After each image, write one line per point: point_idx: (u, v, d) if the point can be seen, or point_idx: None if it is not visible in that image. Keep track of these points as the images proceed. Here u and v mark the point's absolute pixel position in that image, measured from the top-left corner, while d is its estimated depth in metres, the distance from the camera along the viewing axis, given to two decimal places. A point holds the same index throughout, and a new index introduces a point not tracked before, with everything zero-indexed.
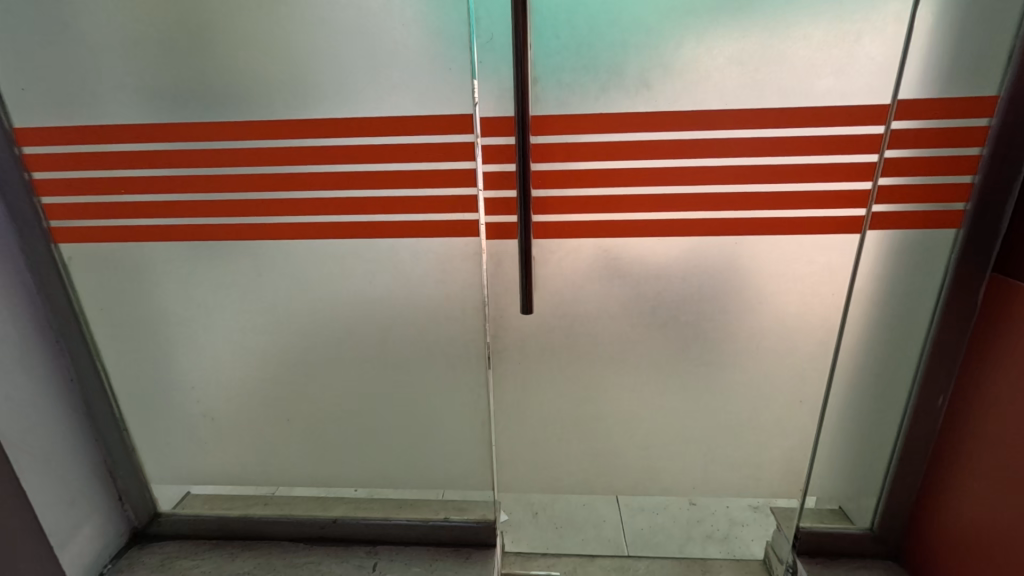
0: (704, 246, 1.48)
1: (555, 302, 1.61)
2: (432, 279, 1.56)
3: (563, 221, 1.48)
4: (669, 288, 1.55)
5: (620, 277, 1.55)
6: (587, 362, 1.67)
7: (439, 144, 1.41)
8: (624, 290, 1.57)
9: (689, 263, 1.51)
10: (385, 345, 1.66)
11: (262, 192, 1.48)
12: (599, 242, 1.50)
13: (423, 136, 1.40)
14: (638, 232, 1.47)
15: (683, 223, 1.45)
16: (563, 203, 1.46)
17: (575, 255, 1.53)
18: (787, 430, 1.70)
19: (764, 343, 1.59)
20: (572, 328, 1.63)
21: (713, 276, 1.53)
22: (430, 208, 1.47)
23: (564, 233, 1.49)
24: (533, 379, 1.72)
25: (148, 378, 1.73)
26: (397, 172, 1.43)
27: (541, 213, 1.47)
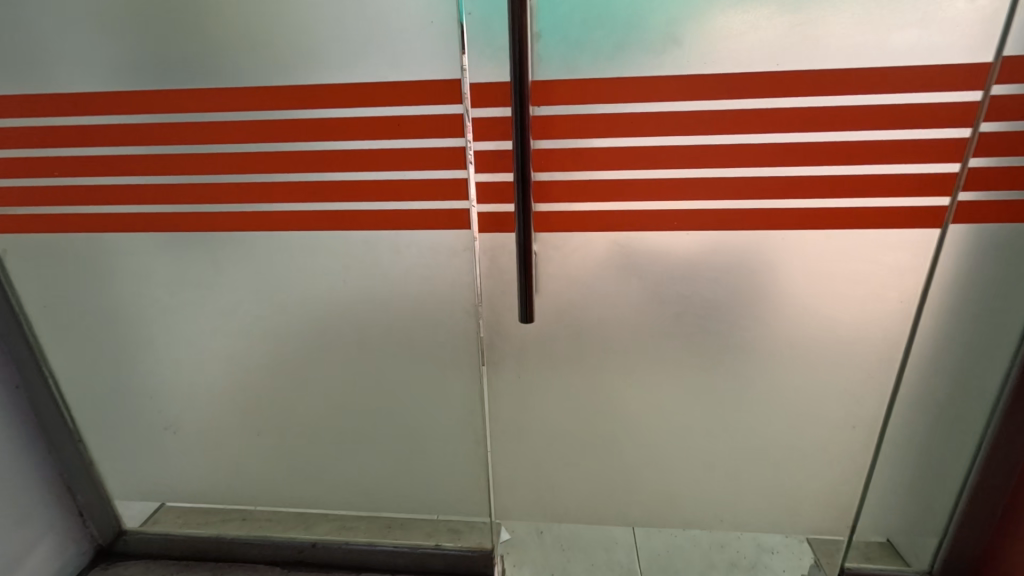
0: (739, 242, 1.23)
1: (562, 306, 1.36)
2: (416, 278, 1.32)
3: (571, 210, 1.22)
4: (696, 292, 1.30)
5: (639, 278, 1.30)
6: (599, 376, 1.43)
7: (420, 114, 1.15)
8: (643, 293, 1.32)
9: (722, 262, 1.26)
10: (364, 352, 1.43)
11: (213, 176, 1.25)
12: (615, 235, 1.25)
13: (402, 106, 1.15)
14: (660, 225, 1.22)
15: (716, 213, 1.20)
16: (572, 190, 1.21)
17: (586, 251, 1.28)
18: (835, 457, 1.44)
19: (810, 358, 1.33)
20: (582, 336, 1.39)
21: (750, 278, 1.27)
22: (410, 194, 1.22)
23: (572, 225, 1.24)
24: (536, 395, 1.46)
25: (103, 386, 1.54)
26: (370, 150, 1.19)
27: (544, 201, 1.22)
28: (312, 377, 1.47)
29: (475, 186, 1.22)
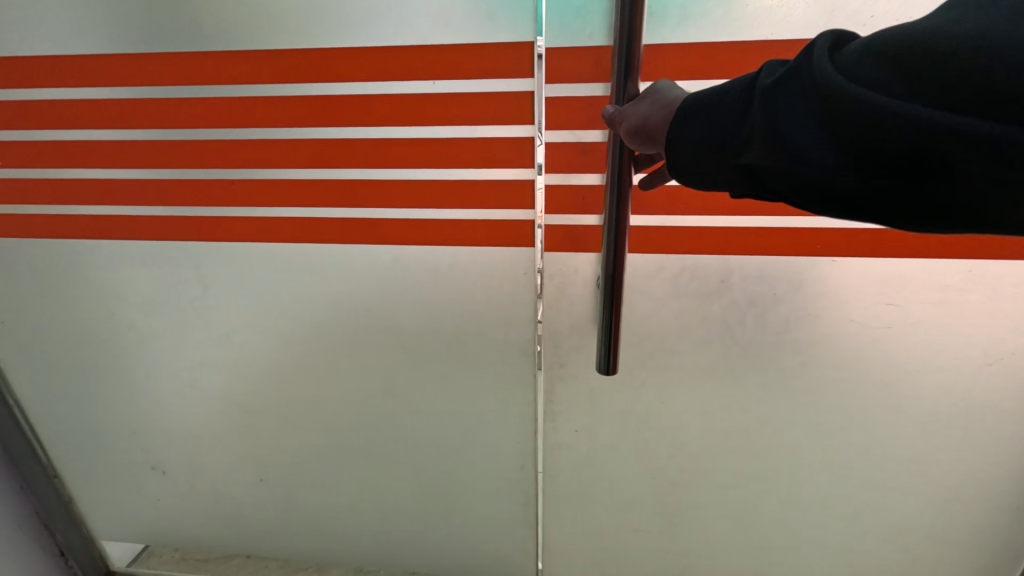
0: (913, 277, 0.83)
1: (645, 350, 1.00)
2: (457, 307, 1.02)
3: (672, 227, 0.88)
4: (841, 343, 0.91)
5: (758, 318, 0.93)
6: (689, 440, 1.07)
7: (474, 93, 0.84)
8: (761, 339, 0.95)
9: (885, 303, 0.86)
10: (389, 393, 1.14)
11: (199, 168, 0.96)
12: (730, 260, 0.89)
13: (450, 82, 0.84)
14: (796, 249, 0.86)
15: (885, 234, 0.82)
16: (682, 195, 0.86)
17: (686, 280, 0.92)
18: (1004, 557, 1.06)
19: (998, 437, 0.94)
20: (669, 389, 1.03)
21: (922, 326, 0.87)
22: (457, 199, 0.92)
23: (670, 247, 0.90)
24: (603, 456, 1.13)
25: (79, 417, 1.29)
26: (406, 140, 0.89)
27: (635, 213, 0.89)
28: (326, 419, 1.19)
29: (544, 191, 0.91)
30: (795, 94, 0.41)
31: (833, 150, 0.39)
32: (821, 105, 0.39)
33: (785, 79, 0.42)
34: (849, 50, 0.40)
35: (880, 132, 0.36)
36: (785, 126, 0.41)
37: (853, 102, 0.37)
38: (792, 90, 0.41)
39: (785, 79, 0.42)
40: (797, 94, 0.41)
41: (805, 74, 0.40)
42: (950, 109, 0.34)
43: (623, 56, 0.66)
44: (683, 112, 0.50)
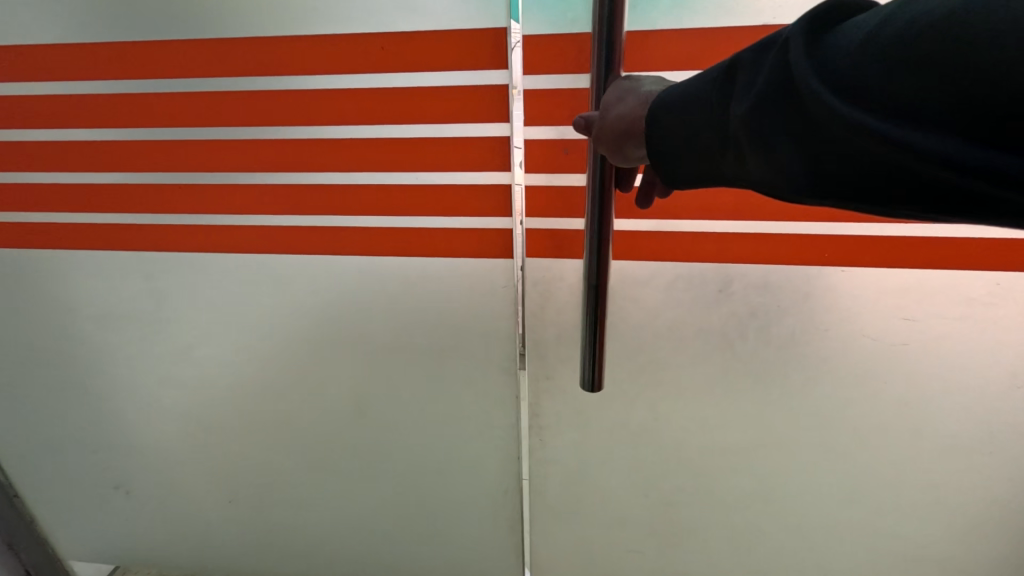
0: (930, 289, 0.75)
1: (637, 364, 0.92)
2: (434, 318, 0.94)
3: (664, 232, 0.80)
4: (850, 357, 0.84)
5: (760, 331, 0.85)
6: (687, 459, 1.00)
7: (444, 87, 0.76)
8: (766, 354, 0.86)
9: (900, 317, 0.78)
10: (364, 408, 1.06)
11: (146, 171, 0.88)
12: (729, 268, 0.81)
13: (417, 75, 0.75)
14: (800, 257, 0.78)
15: (898, 242, 0.74)
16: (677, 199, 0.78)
17: (682, 290, 0.84)
18: None
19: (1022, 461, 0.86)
20: (664, 405, 0.95)
21: (942, 343, 0.79)
22: (428, 204, 0.84)
23: (660, 253, 0.81)
24: (594, 474, 1.06)
25: (37, 435, 1.21)
26: (370, 139, 0.80)
27: (622, 216, 0.81)
28: (298, 435, 1.11)
29: (523, 192, 0.82)
30: (775, 113, 0.33)
31: (833, 182, 0.32)
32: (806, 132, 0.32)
33: (762, 93, 0.33)
34: (839, 45, 0.30)
35: (886, 164, 0.28)
36: (775, 152, 0.34)
37: (842, 131, 0.29)
38: (771, 106, 0.33)
39: (759, 93, 0.34)
40: (776, 113, 0.33)
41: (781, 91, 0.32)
42: (964, 133, 0.25)
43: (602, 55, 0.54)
44: (657, 130, 0.43)
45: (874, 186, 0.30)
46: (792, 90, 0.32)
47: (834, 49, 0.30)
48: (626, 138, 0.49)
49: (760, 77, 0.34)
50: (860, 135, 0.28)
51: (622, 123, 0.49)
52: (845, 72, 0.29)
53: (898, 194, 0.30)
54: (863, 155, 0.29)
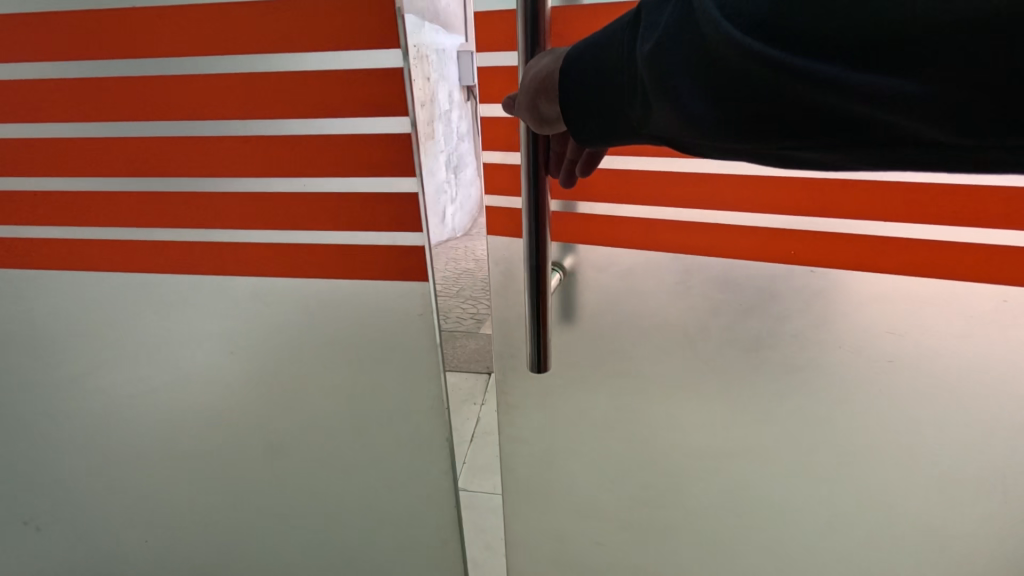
0: (924, 304, 0.64)
1: (599, 358, 0.82)
2: (361, 313, 0.82)
3: (617, 215, 0.71)
4: (834, 360, 0.71)
5: (724, 328, 0.74)
6: (656, 462, 0.87)
7: (364, 67, 0.66)
8: (740, 355, 0.75)
9: (884, 332, 0.67)
10: (292, 411, 0.93)
11: (35, 169, 0.80)
12: (686, 258, 0.71)
13: (335, 53, 0.66)
14: (772, 256, 0.68)
15: (884, 243, 0.63)
16: (635, 182, 0.69)
17: (642, 280, 0.75)
18: None
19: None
20: (629, 402, 0.84)
21: (944, 363, 0.66)
22: (358, 210, 0.74)
23: (615, 235, 0.73)
24: (546, 475, 0.96)
25: None
26: (287, 134, 0.72)
27: (580, 200, 0.73)
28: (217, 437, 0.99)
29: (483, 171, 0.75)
30: (692, 51, 0.33)
31: (742, 121, 0.33)
32: (711, 70, 0.33)
33: (680, 28, 0.34)
34: None
35: (786, 94, 0.31)
36: (690, 90, 0.34)
37: (746, 65, 0.31)
38: (688, 43, 0.33)
39: (666, 33, 0.35)
40: (680, 53, 0.34)
41: (688, 28, 0.33)
42: (878, 67, 0.28)
43: (528, 15, 0.44)
44: (570, 80, 0.41)
45: (784, 123, 0.32)
46: (695, 30, 0.33)
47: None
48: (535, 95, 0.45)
49: (668, 15, 0.35)
50: (782, 71, 0.30)
51: (532, 79, 0.45)
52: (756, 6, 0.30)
53: (806, 129, 0.31)
54: (780, 91, 0.31)
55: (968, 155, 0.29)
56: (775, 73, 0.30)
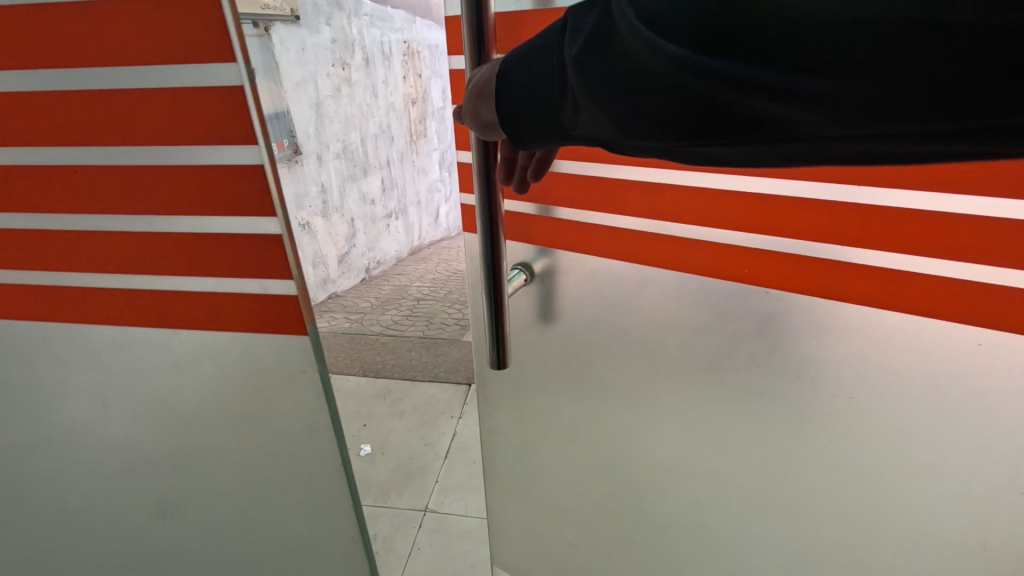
0: (891, 350, 0.44)
1: (564, 370, 0.65)
2: (231, 356, 0.61)
3: (586, 221, 0.53)
4: (839, 407, 0.49)
5: (682, 344, 0.54)
6: (650, 491, 0.67)
7: (176, 86, 0.47)
8: (705, 379, 0.55)
9: (833, 371, 0.48)
10: (162, 471, 0.72)
11: None
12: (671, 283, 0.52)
13: (131, 72, 0.47)
14: (710, 272, 0.50)
15: (861, 274, 0.43)
16: (607, 187, 0.51)
17: (612, 295, 0.56)
18: None
19: None
20: (598, 415, 0.65)
21: (930, 421, 0.46)
22: (211, 259, 0.55)
23: (591, 247, 0.55)
24: (520, 480, 0.79)
25: None
26: (78, 166, 0.52)
27: (558, 203, 0.54)
28: (76, 504, 0.76)
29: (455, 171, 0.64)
30: (604, 61, 0.27)
31: (685, 138, 0.26)
32: (638, 83, 0.26)
33: (592, 34, 0.27)
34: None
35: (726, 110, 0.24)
36: (609, 106, 0.27)
37: (677, 79, 0.25)
38: (600, 51, 0.27)
39: (588, 39, 0.27)
40: (603, 62, 0.27)
41: (610, 35, 0.26)
42: (827, 75, 0.21)
43: (473, 26, 0.39)
44: (508, 88, 0.32)
45: (719, 140, 0.26)
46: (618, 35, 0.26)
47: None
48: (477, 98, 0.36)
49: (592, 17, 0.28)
50: (703, 77, 0.24)
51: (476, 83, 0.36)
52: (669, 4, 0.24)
53: (744, 142, 0.25)
54: (706, 102, 0.24)
55: (940, 154, 0.23)
56: (710, 86, 0.24)
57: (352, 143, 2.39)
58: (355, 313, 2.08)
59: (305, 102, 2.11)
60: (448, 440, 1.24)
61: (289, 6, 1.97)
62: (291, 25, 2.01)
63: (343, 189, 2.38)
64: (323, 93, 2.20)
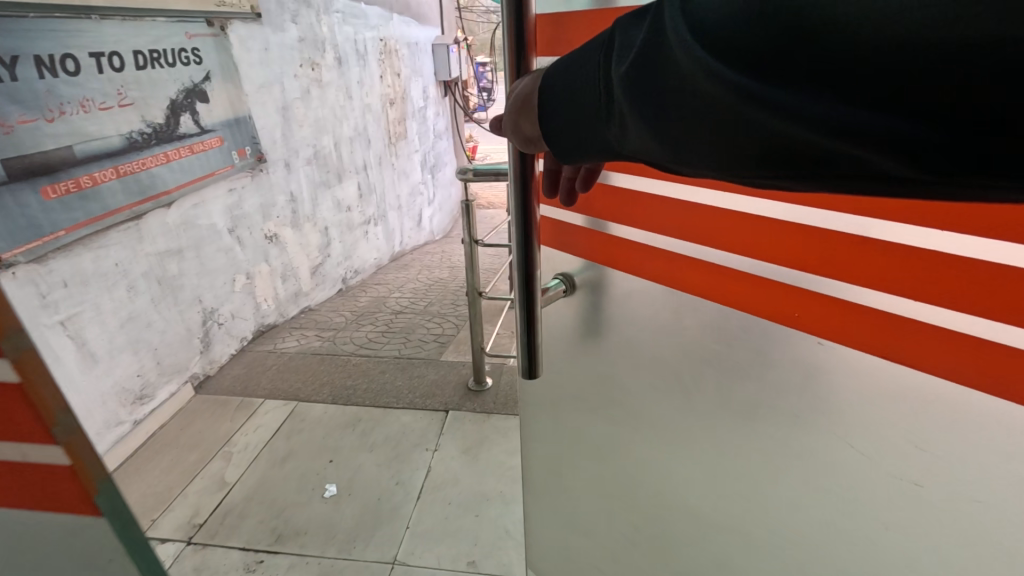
0: (865, 405, 0.37)
1: (598, 394, 0.59)
2: None
3: (627, 237, 0.49)
4: (849, 476, 0.40)
5: (721, 387, 0.46)
6: (682, 551, 0.57)
7: None
8: (703, 433, 0.49)
9: (807, 421, 0.41)
10: None
11: None
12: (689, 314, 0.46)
13: None
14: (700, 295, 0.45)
15: (840, 312, 0.37)
16: (639, 203, 0.47)
17: (647, 318, 0.50)
18: None
19: None
20: (626, 444, 0.58)
21: (946, 529, 0.35)
22: (4, 429, 0.59)
23: (627, 264, 0.50)
24: (551, 497, 0.74)
25: None
26: None
27: (609, 217, 0.50)
28: None
29: None
30: (654, 78, 0.24)
31: (741, 163, 0.24)
32: (691, 102, 0.24)
33: (640, 53, 0.25)
34: None
35: (787, 138, 0.21)
36: (660, 129, 0.25)
37: (733, 105, 0.22)
38: (650, 68, 0.24)
39: (638, 55, 0.25)
40: (653, 81, 0.24)
41: (663, 50, 0.24)
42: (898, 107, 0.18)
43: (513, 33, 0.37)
44: (548, 104, 0.31)
45: (778, 169, 0.23)
46: (670, 53, 0.24)
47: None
48: (522, 109, 0.34)
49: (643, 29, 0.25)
50: (765, 105, 0.21)
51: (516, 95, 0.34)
52: (728, 21, 0.22)
53: (802, 174, 0.22)
54: (766, 130, 0.22)
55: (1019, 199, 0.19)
56: (770, 113, 0.21)
57: (323, 148, 2.34)
58: (327, 329, 2.04)
59: (272, 105, 2.01)
60: (421, 478, 1.19)
61: (248, 2, 1.84)
62: (253, 23, 1.89)
63: (317, 196, 2.32)
64: (291, 96, 2.12)
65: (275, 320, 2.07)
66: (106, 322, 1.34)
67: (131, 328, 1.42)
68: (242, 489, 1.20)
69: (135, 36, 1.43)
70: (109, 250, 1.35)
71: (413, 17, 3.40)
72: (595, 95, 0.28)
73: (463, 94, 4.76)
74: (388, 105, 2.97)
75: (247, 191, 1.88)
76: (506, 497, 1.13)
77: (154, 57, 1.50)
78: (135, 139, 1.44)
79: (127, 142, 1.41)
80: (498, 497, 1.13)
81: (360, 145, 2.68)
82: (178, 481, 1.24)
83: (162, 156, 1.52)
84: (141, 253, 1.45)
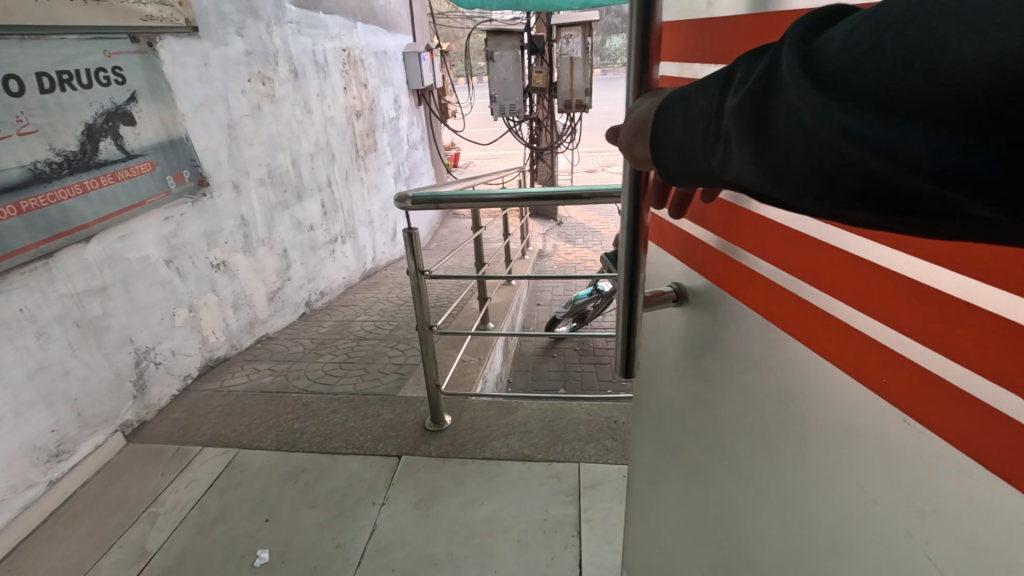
0: (922, 495, 0.35)
1: (696, 412, 0.62)
2: None
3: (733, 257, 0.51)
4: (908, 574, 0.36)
5: (801, 440, 0.45)
6: None
7: None
8: (771, 474, 0.50)
9: (866, 501, 0.39)
10: None
11: None
12: (777, 346, 0.47)
13: None
14: (765, 314, 0.48)
15: (858, 341, 0.38)
16: (738, 223, 0.50)
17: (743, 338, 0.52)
18: None
19: None
20: (712, 472, 0.59)
21: None
22: None
23: (727, 279, 0.53)
24: (650, 498, 0.77)
25: None
26: None
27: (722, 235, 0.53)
28: None
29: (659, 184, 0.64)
30: (762, 109, 0.28)
31: (826, 193, 0.27)
32: (787, 129, 0.27)
33: (751, 89, 0.29)
34: (830, 40, 0.26)
35: (864, 165, 0.24)
36: (756, 156, 0.29)
37: (818, 134, 0.25)
38: (760, 101, 0.28)
39: (751, 87, 0.29)
40: (761, 111, 0.28)
41: (770, 87, 0.28)
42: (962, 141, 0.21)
43: (638, 67, 0.45)
44: (667, 129, 0.36)
45: (859, 199, 0.25)
46: (779, 90, 0.27)
47: (829, 36, 0.26)
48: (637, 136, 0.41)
49: (759, 67, 0.29)
50: (844, 136, 0.24)
51: (633, 121, 0.41)
52: (835, 63, 0.25)
53: (884, 205, 0.25)
54: (843, 160, 0.25)
55: None
56: (849, 143, 0.24)
57: (279, 166, 2.32)
58: (283, 362, 2.00)
59: (216, 124, 1.97)
60: (364, 539, 1.14)
61: (183, 17, 1.80)
62: (188, 38, 1.84)
63: (273, 219, 2.29)
64: (238, 113, 2.08)
65: (226, 352, 2.02)
66: (10, 377, 1.24)
67: (43, 379, 1.31)
68: (164, 559, 1.13)
69: (38, 59, 1.36)
70: (13, 294, 1.25)
71: (379, 25, 3.35)
72: (709, 122, 0.32)
73: (438, 104, 4.74)
74: (353, 118, 2.97)
75: (186, 219, 1.83)
76: (455, 559, 1.08)
77: (63, 80, 1.43)
78: (41, 170, 1.36)
79: (30, 174, 1.33)
80: (448, 561, 1.08)
81: (323, 161, 2.66)
82: (93, 551, 1.16)
83: (77, 187, 1.45)
84: (53, 296, 1.35)
